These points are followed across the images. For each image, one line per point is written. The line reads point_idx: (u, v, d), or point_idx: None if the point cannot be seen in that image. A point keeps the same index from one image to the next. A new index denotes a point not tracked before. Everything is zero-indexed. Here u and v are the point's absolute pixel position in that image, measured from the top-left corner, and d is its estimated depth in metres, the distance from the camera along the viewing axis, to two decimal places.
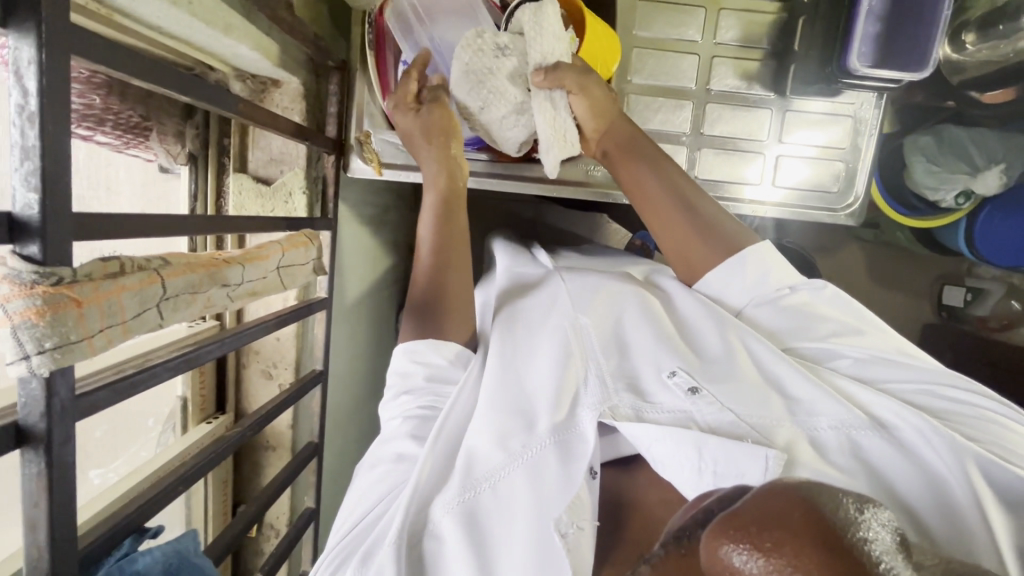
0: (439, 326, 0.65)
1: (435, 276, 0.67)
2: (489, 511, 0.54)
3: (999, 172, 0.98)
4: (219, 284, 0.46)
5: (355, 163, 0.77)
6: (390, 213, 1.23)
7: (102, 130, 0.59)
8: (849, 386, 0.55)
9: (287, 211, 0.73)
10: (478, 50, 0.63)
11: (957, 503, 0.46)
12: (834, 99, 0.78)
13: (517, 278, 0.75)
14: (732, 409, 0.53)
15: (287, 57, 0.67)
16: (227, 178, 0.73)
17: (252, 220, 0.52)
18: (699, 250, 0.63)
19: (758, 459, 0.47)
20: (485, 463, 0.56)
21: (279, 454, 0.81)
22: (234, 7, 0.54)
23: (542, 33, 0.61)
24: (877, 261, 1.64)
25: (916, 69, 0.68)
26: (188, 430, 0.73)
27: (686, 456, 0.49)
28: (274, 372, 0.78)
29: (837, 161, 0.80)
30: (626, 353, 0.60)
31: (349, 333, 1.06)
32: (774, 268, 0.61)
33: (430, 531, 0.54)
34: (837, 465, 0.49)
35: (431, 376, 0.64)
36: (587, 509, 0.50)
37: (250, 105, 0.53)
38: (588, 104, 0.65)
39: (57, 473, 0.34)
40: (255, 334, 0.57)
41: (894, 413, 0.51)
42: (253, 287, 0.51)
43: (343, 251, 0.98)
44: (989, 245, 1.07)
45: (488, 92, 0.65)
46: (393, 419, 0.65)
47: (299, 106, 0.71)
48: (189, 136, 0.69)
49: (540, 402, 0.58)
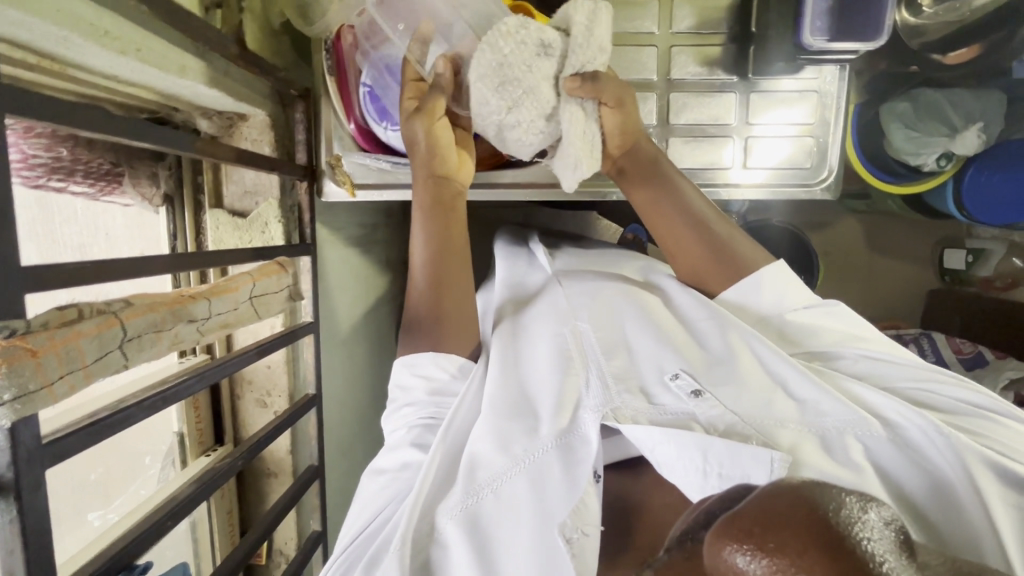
0: (447, 338, 0.65)
1: (432, 291, 0.66)
2: (490, 516, 0.54)
3: (978, 130, 0.98)
4: (185, 320, 0.47)
5: (328, 187, 0.78)
6: (379, 232, 1.24)
7: (74, 181, 0.61)
8: (852, 385, 0.57)
9: (265, 241, 0.74)
10: (520, 41, 0.56)
11: (964, 502, 0.47)
12: (797, 76, 0.78)
13: (517, 289, 0.76)
14: (736, 408, 0.54)
15: (250, 91, 0.68)
16: (203, 215, 0.74)
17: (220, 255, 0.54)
18: (713, 265, 0.66)
19: (765, 460, 0.46)
20: (488, 468, 0.55)
21: (282, 480, 0.82)
22: (185, 50, 0.55)
23: (591, 39, 0.56)
24: (874, 230, 1.63)
25: (874, 37, 0.67)
26: (187, 464, 0.73)
27: (689, 460, 0.49)
28: (268, 400, 0.79)
29: (808, 137, 0.80)
30: (631, 357, 0.61)
31: (347, 354, 1.07)
32: (785, 288, 0.64)
33: (435, 539, 0.54)
34: (845, 464, 0.50)
35: (432, 390, 0.64)
36: (593, 515, 0.50)
37: (207, 142, 0.56)
38: (620, 119, 0.65)
39: (30, 519, 0.35)
40: (229, 367, 0.56)
41: (897, 411, 0.52)
42: (222, 319, 0.51)
43: (333, 274, 0.99)
44: (978, 204, 1.05)
45: (519, 91, 0.58)
46: (397, 429, 0.65)
47: (268, 137, 0.73)
48: (162, 177, 0.70)
49: (541, 408, 0.58)
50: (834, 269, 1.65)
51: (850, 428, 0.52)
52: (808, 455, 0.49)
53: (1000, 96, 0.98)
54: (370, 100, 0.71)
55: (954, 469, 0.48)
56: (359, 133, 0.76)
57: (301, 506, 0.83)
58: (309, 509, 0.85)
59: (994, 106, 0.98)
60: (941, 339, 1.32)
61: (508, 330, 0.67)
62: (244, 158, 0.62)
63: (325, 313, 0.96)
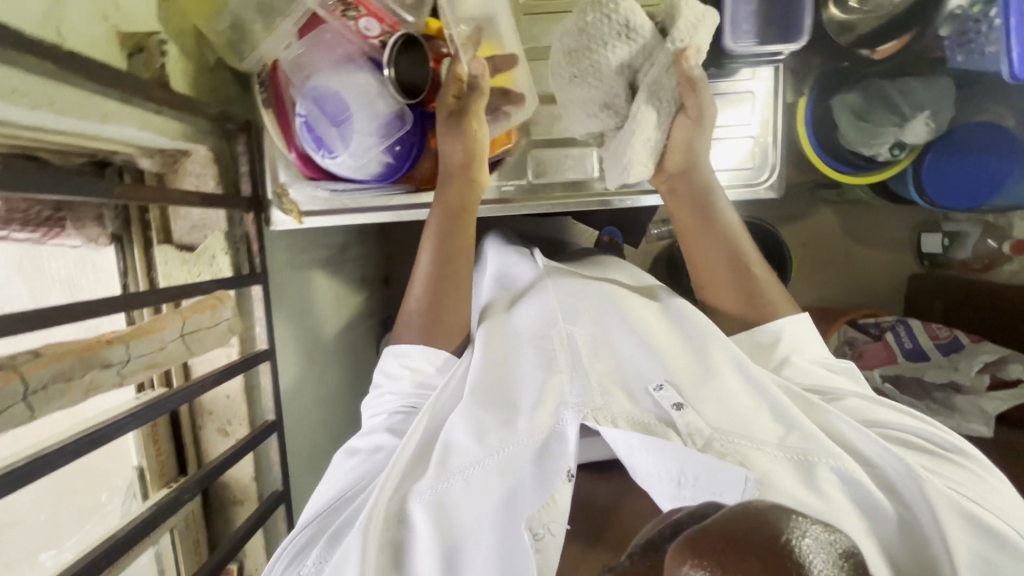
0: (442, 333, 0.70)
1: (430, 287, 0.70)
2: (458, 506, 0.57)
3: (927, 120, 0.97)
4: (100, 365, 0.47)
5: (277, 216, 0.80)
6: (351, 250, 1.25)
7: (13, 229, 0.62)
8: (831, 417, 0.58)
9: (213, 273, 0.76)
10: (603, 19, 0.60)
11: (930, 543, 0.50)
12: (731, 79, 0.80)
13: (502, 282, 0.78)
14: (715, 424, 0.56)
15: (190, 127, 0.69)
16: (152, 251, 0.75)
17: (142, 296, 0.55)
18: (736, 295, 0.69)
19: (737, 477, 0.50)
20: (460, 457, 0.59)
21: (247, 506, 0.83)
22: (108, 96, 0.57)
23: (693, 29, 0.61)
24: (848, 218, 1.62)
25: (794, 37, 0.68)
26: (148, 498, 0.74)
27: (665, 470, 0.52)
28: (229, 429, 0.80)
29: (745, 137, 0.82)
30: (614, 361, 0.63)
31: (322, 374, 1.08)
32: (794, 326, 0.66)
33: (406, 520, 0.58)
34: (818, 494, 0.52)
35: (418, 382, 0.68)
36: (560, 513, 0.53)
37: (129, 186, 0.59)
38: (685, 138, 0.67)
39: None
40: (123, 429, 0.56)
41: (877, 449, 0.55)
42: (148, 359, 0.52)
43: (301, 297, 1.00)
44: (939, 190, 1.04)
45: (589, 70, 0.63)
46: (377, 414, 0.70)
47: (212, 171, 0.74)
48: (108, 218, 0.71)
49: (522, 407, 0.61)
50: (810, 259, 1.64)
51: (824, 455, 0.54)
52: (780, 483, 0.52)
53: (948, 81, 0.98)
54: (305, 130, 0.70)
55: (921, 510, 0.51)
56: (302, 163, 0.77)
57: (268, 530, 0.84)
58: (276, 533, 0.85)
59: (945, 95, 0.98)
60: (918, 325, 1.28)
61: (498, 325, 0.69)
62: (165, 196, 0.63)
63: (291, 338, 0.96)
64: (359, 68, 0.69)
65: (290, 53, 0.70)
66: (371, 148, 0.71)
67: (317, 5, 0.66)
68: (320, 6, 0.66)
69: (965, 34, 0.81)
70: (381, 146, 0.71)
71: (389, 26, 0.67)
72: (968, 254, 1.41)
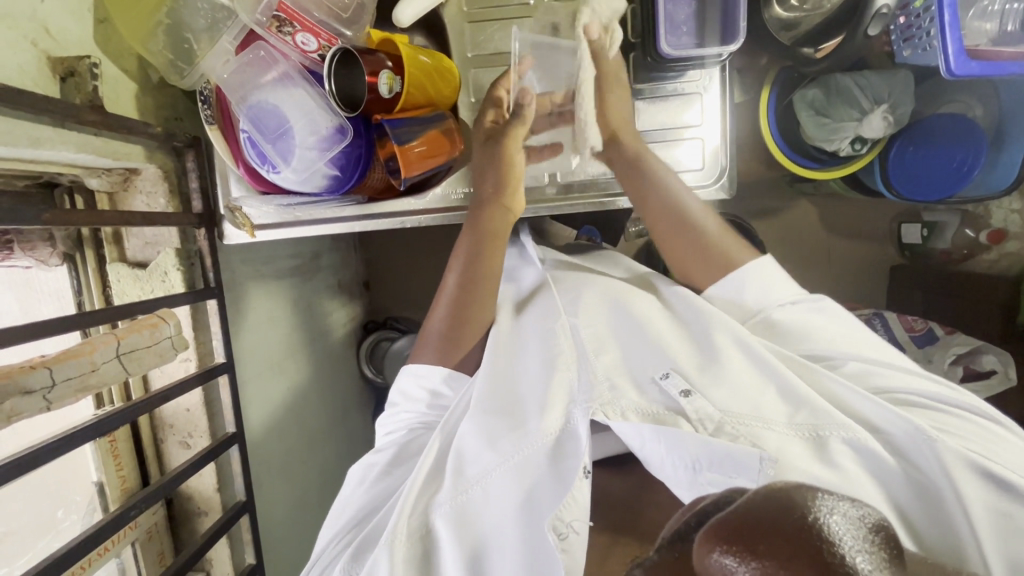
0: (454, 351, 0.72)
1: (455, 313, 0.72)
2: (480, 511, 0.57)
3: (884, 113, 0.97)
4: (19, 393, 0.50)
5: (229, 230, 0.80)
6: (324, 257, 1.22)
7: None
8: (839, 392, 0.59)
9: (165, 290, 0.76)
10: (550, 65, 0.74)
11: (948, 509, 0.49)
12: (679, 80, 0.82)
13: (511, 278, 0.84)
14: (727, 408, 0.55)
15: (135, 148, 0.69)
16: (106, 269, 0.76)
17: (73, 319, 0.56)
18: (683, 242, 0.73)
19: (752, 461, 0.49)
20: (475, 465, 0.59)
21: (212, 516, 0.85)
22: (40, 122, 0.58)
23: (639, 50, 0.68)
24: (835, 210, 1.42)
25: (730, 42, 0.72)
26: (109, 510, 0.76)
27: (679, 459, 0.52)
28: (190, 441, 0.82)
29: (694, 138, 0.83)
30: (619, 354, 0.63)
31: (301, 381, 1.08)
32: (771, 285, 0.68)
33: (430, 531, 0.58)
34: (834, 467, 0.51)
35: (431, 405, 0.71)
36: (582, 509, 0.52)
37: (57, 213, 0.57)
38: None
39: None
40: (82, 440, 0.58)
41: (887, 419, 0.54)
42: (76, 383, 0.54)
43: (271, 305, 1.00)
44: (906, 182, 1.01)
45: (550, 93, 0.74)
46: (391, 433, 0.72)
47: (163, 189, 0.74)
48: (59, 238, 0.71)
49: (530, 407, 0.61)
50: (792, 260, 1.44)
51: (835, 428, 0.54)
52: (795, 461, 0.51)
53: (907, 74, 0.98)
54: (249, 145, 0.73)
55: (938, 475, 0.50)
56: (251, 177, 0.78)
57: (233, 539, 0.87)
58: (241, 541, 0.87)
59: (904, 88, 0.98)
60: (893, 317, 1.15)
61: (504, 332, 0.72)
62: (103, 218, 0.62)
63: (257, 348, 0.95)
64: (296, 84, 0.71)
65: (226, 69, 0.71)
66: (314, 162, 0.72)
67: (251, 22, 0.68)
68: (255, 23, 0.68)
69: (910, 29, 0.82)
70: (324, 160, 0.72)
71: (325, 41, 0.71)
72: (947, 245, 1.24)
